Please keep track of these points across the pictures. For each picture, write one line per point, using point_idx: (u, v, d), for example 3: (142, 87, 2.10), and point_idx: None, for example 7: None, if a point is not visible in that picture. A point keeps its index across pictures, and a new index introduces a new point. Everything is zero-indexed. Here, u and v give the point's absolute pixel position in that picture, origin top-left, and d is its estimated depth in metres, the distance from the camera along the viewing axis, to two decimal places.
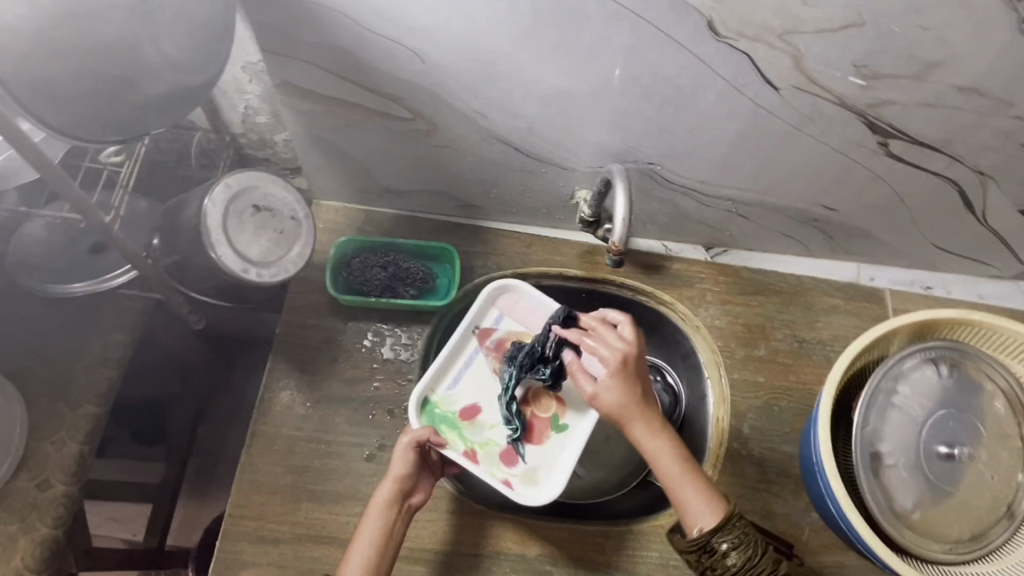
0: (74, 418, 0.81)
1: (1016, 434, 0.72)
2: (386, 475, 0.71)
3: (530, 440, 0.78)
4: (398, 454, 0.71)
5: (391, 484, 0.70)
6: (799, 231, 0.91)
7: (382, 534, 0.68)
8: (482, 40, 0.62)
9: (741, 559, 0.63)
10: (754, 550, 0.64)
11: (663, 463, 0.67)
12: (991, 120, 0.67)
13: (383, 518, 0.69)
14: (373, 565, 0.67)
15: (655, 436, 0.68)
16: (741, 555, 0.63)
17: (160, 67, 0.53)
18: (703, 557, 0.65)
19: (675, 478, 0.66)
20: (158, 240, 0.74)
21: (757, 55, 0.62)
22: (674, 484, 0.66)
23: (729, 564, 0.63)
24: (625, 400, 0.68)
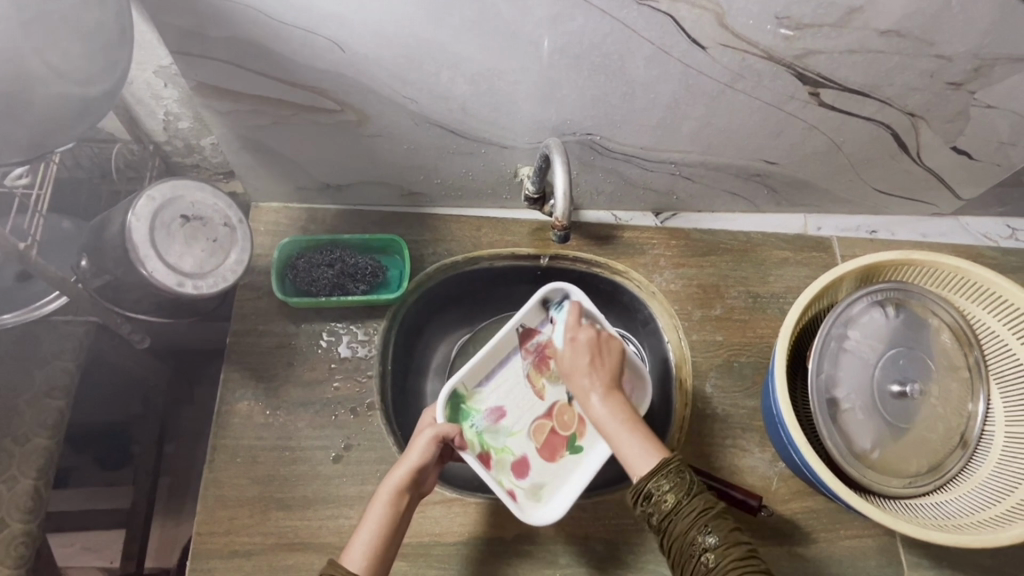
0: (24, 454, 0.78)
1: (963, 365, 0.74)
2: (401, 461, 0.68)
3: (543, 454, 0.80)
4: (419, 443, 0.70)
5: (406, 472, 0.68)
6: (743, 188, 0.91)
7: (393, 521, 0.65)
8: (401, 24, 0.60)
9: (674, 501, 0.60)
10: (687, 493, 0.60)
11: (604, 419, 0.64)
12: (915, 61, 0.68)
13: (394, 505, 0.66)
14: (377, 554, 0.63)
15: (601, 398, 0.65)
16: (676, 496, 0.60)
17: (49, 78, 0.50)
18: (644, 505, 0.61)
19: (615, 430, 0.63)
20: (87, 261, 0.70)
21: (681, 15, 0.61)
22: (615, 440, 0.63)
23: (664, 506, 0.60)
24: (578, 363, 0.67)
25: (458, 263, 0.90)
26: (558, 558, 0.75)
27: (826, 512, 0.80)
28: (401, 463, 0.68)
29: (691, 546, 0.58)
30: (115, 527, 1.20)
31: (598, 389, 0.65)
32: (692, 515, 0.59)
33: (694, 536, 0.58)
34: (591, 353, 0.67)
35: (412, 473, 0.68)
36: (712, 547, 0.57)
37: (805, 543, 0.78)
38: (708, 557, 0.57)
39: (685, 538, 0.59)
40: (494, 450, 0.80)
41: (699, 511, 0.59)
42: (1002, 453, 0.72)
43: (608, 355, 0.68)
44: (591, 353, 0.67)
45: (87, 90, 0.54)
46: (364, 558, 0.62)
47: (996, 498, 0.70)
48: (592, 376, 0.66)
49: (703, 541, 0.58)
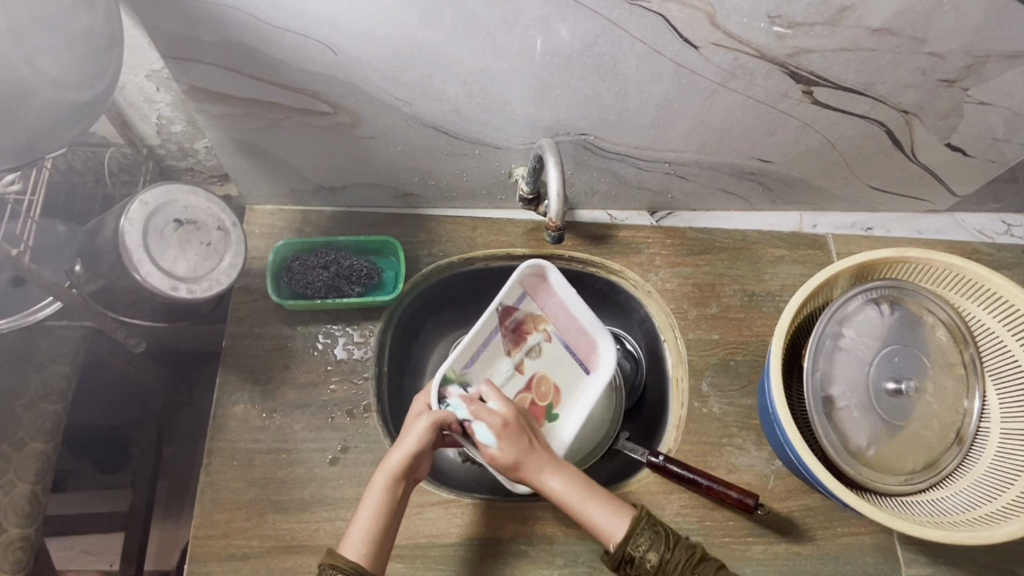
0: (21, 458, 0.78)
1: (959, 362, 0.74)
2: (397, 447, 0.69)
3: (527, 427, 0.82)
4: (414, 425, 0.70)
5: (402, 456, 0.68)
6: (738, 186, 0.91)
7: (389, 508, 0.66)
8: (392, 26, 0.60)
9: (657, 557, 0.64)
10: (667, 546, 0.64)
11: (564, 493, 0.68)
12: (907, 59, 0.68)
13: (390, 491, 0.67)
14: (375, 541, 0.64)
15: (554, 473, 0.69)
16: (657, 552, 0.64)
17: (38, 84, 0.50)
18: (628, 566, 0.66)
19: (580, 501, 0.67)
20: (81, 265, 0.70)
21: (672, 15, 0.61)
22: (583, 510, 0.67)
23: (649, 563, 0.64)
24: (521, 450, 0.69)
25: (453, 264, 0.90)
26: (555, 558, 0.75)
27: (823, 509, 0.80)
28: (397, 449, 0.69)
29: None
30: (114, 530, 1.20)
31: (546, 463, 0.69)
32: (677, 566, 0.63)
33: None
34: (523, 431, 0.70)
35: (408, 457, 0.68)
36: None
37: (802, 540, 0.78)
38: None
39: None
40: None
41: (683, 562, 0.63)
42: (997, 450, 0.72)
43: (529, 429, 0.72)
44: (524, 433, 0.70)
45: (78, 96, 0.54)
46: (362, 548, 0.63)
47: (992, 496, 0.70)
48: (536, 452, 0.69)
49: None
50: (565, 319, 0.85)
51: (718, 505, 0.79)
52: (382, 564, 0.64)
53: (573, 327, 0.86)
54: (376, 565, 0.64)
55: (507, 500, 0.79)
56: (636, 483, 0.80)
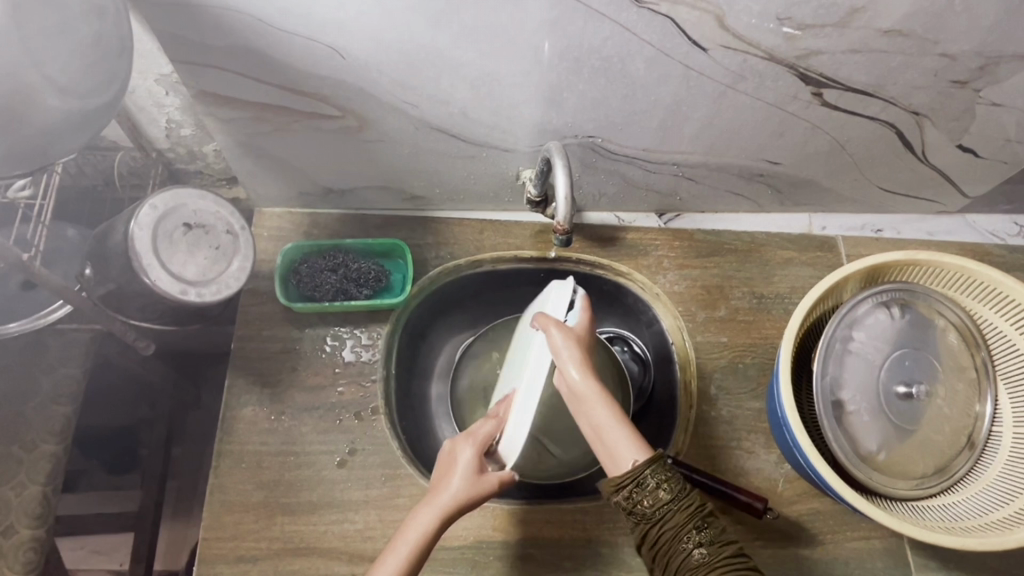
0: (31, 460, 0.78)
1: (970, 365, 0.74)
2: (447, 492, 0.64)
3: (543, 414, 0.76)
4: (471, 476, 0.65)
5: (450, 507, 0.64)
6: (747, 188, 0.90)
7: (421, 553, 0.63)
8: (401, 31, 0.61)
9: (671, 493, 0.60)
10: (682, 487, 0.61)
11: (589, 393, 0.64)
12: (918, 60, 0.67)
13: (429, 538, 0.63)
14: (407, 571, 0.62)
15: (589, 371, 0.65)
16: (671, 488, 0.61)
17: (48, 92, 0.50)
18: (630, 490, 0.61)
19: (608, 411, 0.64)
20: (91, 269, 0.71)
21: (680, 17, 0.61)
22: (598, 416, 0.63)
23: (659, 497, 0.60)
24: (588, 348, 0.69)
25: (461, 267, 0.90)
26: (564, 561, 0.75)
27: (832, 513, 0.79)
28: (446, 493, 0.64)
29: (684, 539, 0.59)
30: (124, 531, 1.20)
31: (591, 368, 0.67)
32: (688, 509, 0.60)
33: (689, 531, 0.59)
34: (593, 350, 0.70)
35: (456, 508, 0.64)
36: (706, 541, 0.59)
37: (811, 544, 0.78)
38: (702, 551, 0.58)
39: (681, 530, 0.60)
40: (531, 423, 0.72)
41: (696, 507, 0.61)
42: (1009, 455, 0.72)
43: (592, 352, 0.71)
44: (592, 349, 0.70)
45: (87, 102, 0.55)
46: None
47: (1004, 501, 0.69)
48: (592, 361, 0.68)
49: (698, 536, 0.59)
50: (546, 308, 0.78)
51: (727, 509, 0.78)
52: None
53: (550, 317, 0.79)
54: None
55: (515, 502, 0.79)
56: None
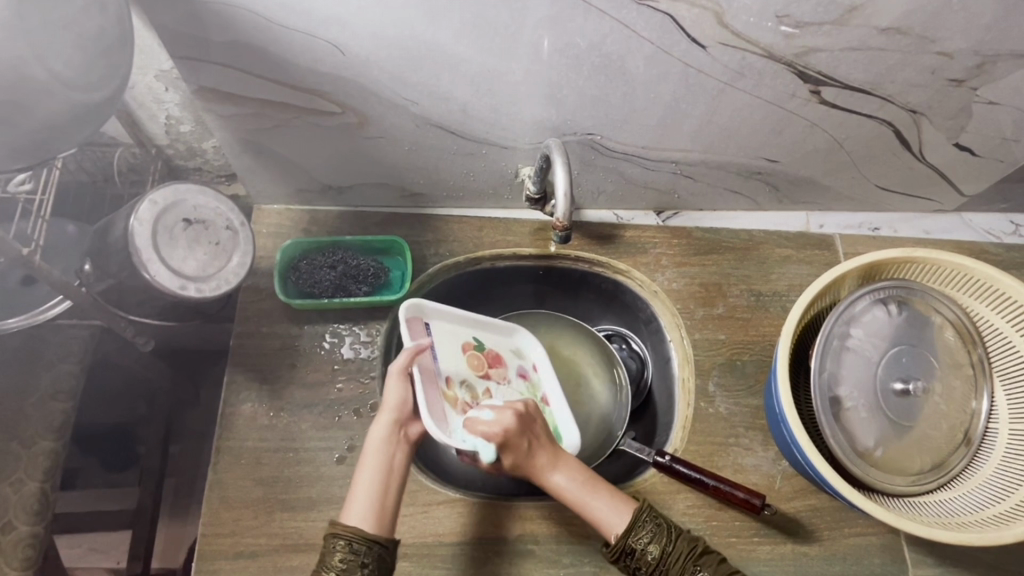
0: (30, 457, 0.78)
1: (966, 362, 0.74)
2: (381, 408, 0.71)
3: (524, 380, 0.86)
4: (394, 380, 0.72)
5: (389, 414, 0.70)
6: (745, 186, 0.91)
7: (386, 469, 0.67)
8: (402, 27, 0.61)
9: (658, 550, 0.65)
10: (667, 538, 0.65)
11: (566, 489, 0.68)
12: (915, 58, 0.68)
13: (384, 451, 0.68)
14: (374, 498, 0.64)
15: (556, 470, 0.68)
16: (658, 546, 0.65)
17: (50, 85, 0.50)
18: (627, 561, 0.66)
19: (584, 495, 0.67)
20: (90, 265, 0.71)
21: (679, 14, 0.61)
22: (580, 507, 0.67)
23: (650, 558, 0.65)
24: (526, 453, 0.68)
25: (460, 263, 0.90)
26: (561, 557, 0.75)
27: (830, 510, 0.80)
28: (383, 409, 0.70)
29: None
30: (121, 528, 1.20)
31: (550, 460, 0.68)
32: (679, 558, 0.64)
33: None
34: (528, 436, 0.68)
35: (394, 412, 0.70)
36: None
37: (809, 541, 0.78)
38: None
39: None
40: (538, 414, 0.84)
41: (686, 553, 0.64)
42: (1005, 451, 0.72)
43: (530, 429, 0.69)
44: (527, 436, 0.68)
45: (89, 95, 0.55)
46: (362, 509, 0.64)
47: (1000, 497, 0.70)
48: (543, 451, 0.69)
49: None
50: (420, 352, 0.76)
51: (725, 506, 0.79)
52: (383, 526, 0.64)
53: (427, 331, 0.79)
54: (377, 525, 0.63)
55: (514, 499, 0.79)
56: (641, 484, 0.80)
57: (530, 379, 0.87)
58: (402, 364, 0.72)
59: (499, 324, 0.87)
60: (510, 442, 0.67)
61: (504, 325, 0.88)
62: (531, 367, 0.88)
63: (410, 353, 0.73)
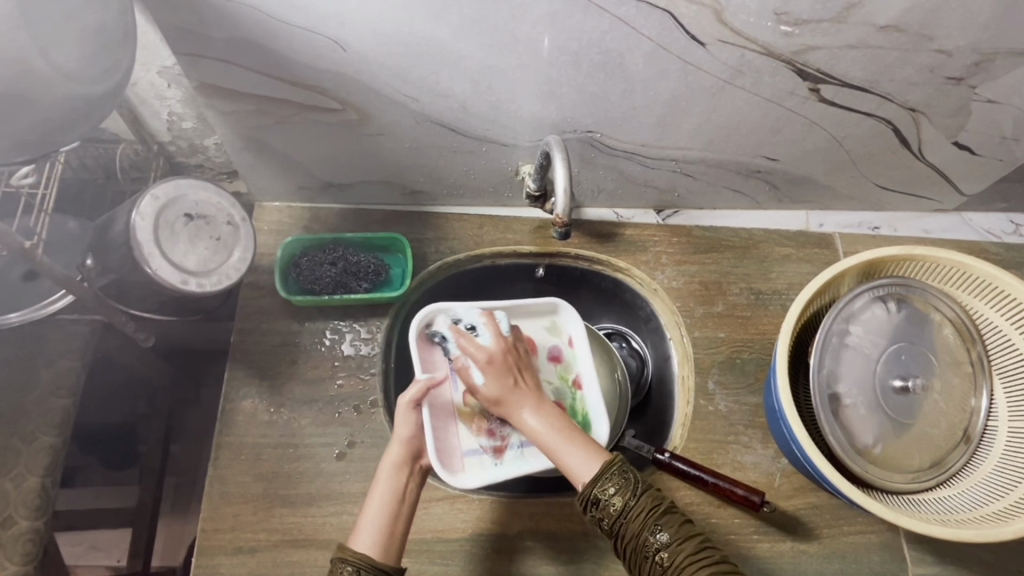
0: (30, 452, 0.78)
1: (966, 360, 0.74)
2: (392, 438, 0.69)
3: (557, 363, 0.79)
4: (402, 414, 0.69)
5: (400, 447, 0.68)
6: (745, 185, 0.91)
7: (398, 501, 0.66)
8: (403, 24, 0.61)
9: (622, 503, 0.61)
10: (633, 493, 0.61)
11: (540, 434, 0.63)
12: (914, 56, 0.68)
13: (394, 482, 0.67)
14: (385, 528, 0.64)
15: (534, 412, 0.64)
16: (621, 499, 0.61)
17: (54, 79, 0.51)
18: (592, 510, 0.62)
19: (556, 443, 0.62)
20: (92, 260, 0.71)
21: (679, 11, 0.61)
22: (552, 454, 0.63)
23: (613, 509, 0.61)
24: (506, 386, 0.65)
25: (460, 261, 0.90)
26: (560, 554, 0.76)
27: (829, 507, 0.80)
28: (393, 440, 0.69)
29: (644, 547, 0.60)
30: (122, 526, 1.21)
31: (531, 399, 0.64)
32: (641, 514, 0.61)
33: (646, 537, 0.60)
34: (517, 374, 0.66)
35: (405, 446, 0.68)
36: (665, 544, 0.60)
37: (808, 538, 0.78)
38: (662, 556, 0.59)
39: (639, 538, 0.60)
40: (570, 401, 0.77)
41: (648, 510, 0.61)
42: (1004, 449, 0.72)
43: (518, 369, 0.67)
44: (515, 375, 0.66)
45: (91, 90, 0.55)
46: (372, 538, 0.63)
47: (999, 494, 0.70)
48: (524, 389, 0.65)
49: (655, 540, 0.60)
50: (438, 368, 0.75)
51: (723, 503, 0.79)
52: (393, 556, 0.63)
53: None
54: (388, 556, 0.63)
55: (514, 496, 0.79)
56: None
57: (564, 359, 0.80)
58: (411, 398, 0.69)
59: (528, 303, 0.80)
60: (495, 368, 0.66)
61: (539, 305, 0.81)
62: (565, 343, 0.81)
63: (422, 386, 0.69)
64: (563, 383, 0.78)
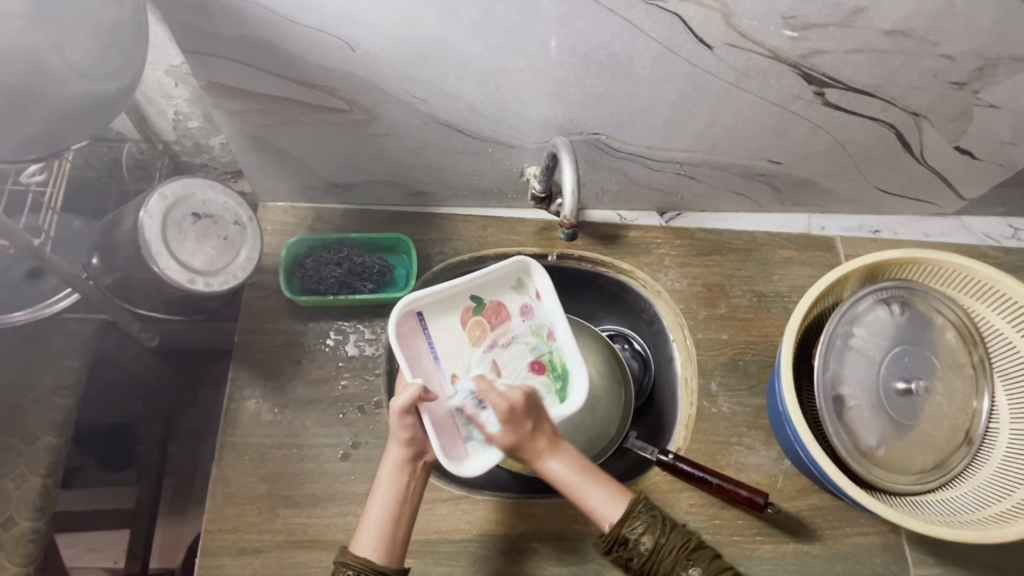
0: (32, 451, 0.78)
1: (968, 362, 0.75)
2: (391, 438, 0.68)
3: (527, 321, 0.78)
4: (396, 420, 0.67)
5: (400, 447, 0.68)
6: (748, 187, 0.92)
7: (399, 504, 0.66)
8: (413, 25, 0.61)
9: (653, 542, 0.63)
10: (663, 531, 0.64)
11: (565, 478, 0.65)
12: (918, 61, 0.69)
13: (395, 482, 0.67)
14: (386, 532, 0.64)
15: (556, 458, 0.65)
16: (653, 538, 0.63)
17: (66, 74, 0.51)
18: (621, 551, 0.64)
19: (581, 485, 0.65)
20: (98, 258, 0.71)
21: (687, 14, 0.62)
22: (577, 494, 0.65)
23: (643, 549, 0.63)
24: (522, 432, 0.65)
25: (464, 262, 0.90)
26: (565, 556, 0.76)
27: (831, 509, 0.80)
28: (392, 441, 0.68)
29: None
30: (120, 527, 1.20)
31: (551, 445, 0.66)
32: (671, 551, 0.63)
33: (679, 573, 0.63)
34: (534, 418, 0.66)
35: (405, 446, 0.68)
36: None
37: (811, 540, 0.78)
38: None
39: (670, 574, 0.63)
40: (547, 358, 0.77)
41: (678, 547, 0.63)
42: (1005, 452, 0.72)
43: (536, 419, 0.66)
44: (533, 420, 0.65)
45: (103, 87, 0.55)
46: (374, 541, 0.63)
47: (1000, 496, 0.70)
48: (544, 434, 0.66)
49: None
50: (416, 365, 0.74)
51: (726, 504, 0.79)
52: (396, 558, 0.64)
53: (423, 329, 0.75)
54: (391, 559, 0.63)
55: (517, 496, 0.79)
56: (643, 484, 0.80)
57: (535, 315, 0.79)
58: (404, 405, 0.66)
59: (493, 270, 0.77)
60: (512, 422, 0.65)
61: (507, 266, 0.78)
62: (535, 298, 0.79)
63: (413, 391, 0.66)
64: (537, 339, 0.78)
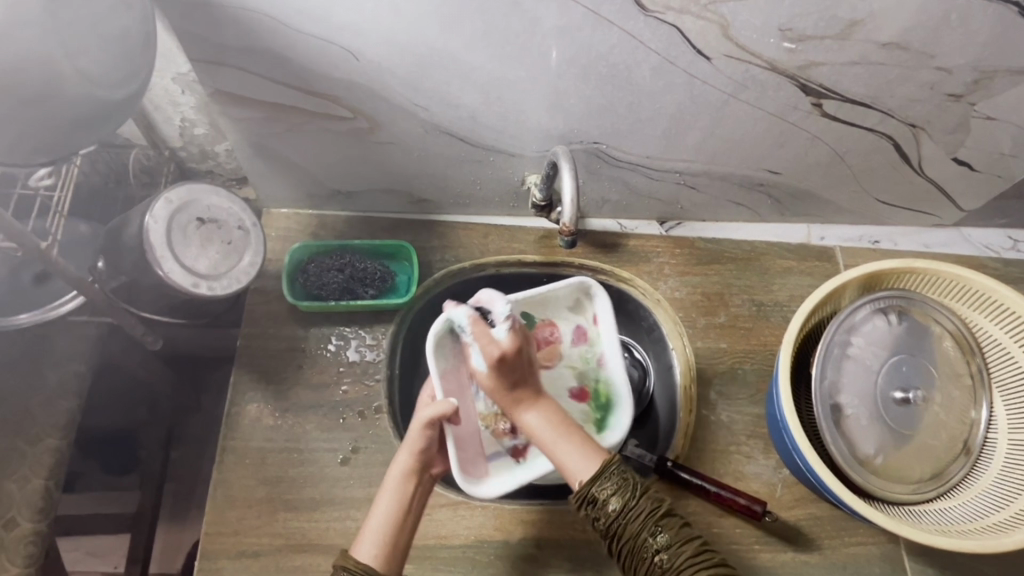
0: (35, 453, 0.78)
1: (966, 372, 0.75)
2: (404, 446, 0.69)
3: (581, 343, 0.87)
4: (417, 429, 0.68)
5: (410, 456, 0.68)
6: (747, 198, 0.93)
7: (403, 512, 0.66)
8: (415, 35, 0.63)
9: (620, 503, 0.61)
10: (632, 494, 0.61)
11: (543, 431, 0.64)
12: (915, 73, 0.70)
13: (402, 490, 0.67)
14: (389, 540, 0.64)
15: (530, 410, 0.64)
16: (622, 499, 0.61)
17: (75, 79, 0.52)
18: (588, 509, 0.62)
19: (552, 440, 0.64)
20: (104, 262, 0.73)
21: (686, 26, 0.63)
22: (550, 446, 0.64)
23: (610, 510, 0.61)
24: (511, 383, 0.64)
25: (465, 270, 0.91)
26: (563, 562, 0.76)
27: (830, 518, 0.80)
28: (404, 448, 0.69)
29: (642, 547, 0.60)
30: (122, 532, 1.20)
31: (529, 396, 0.65)
32: (641, 516, 0.60)
33: (645, 538, 0.60)
34: (521, 371, 0.64)
35: (415, 456, 0.68)
36: (665, 547, 0.59)
37: (810, 549, 0.78)
38: (662, 558, 0.59)
39: (636, 539, 0.60)
40: (593, 385, 0.85)
41: (647, 513, 0.60)
42: (1004, 461, 0.72)
43: (525, 366, 0.65)
44: (519, 374, 0.64)
45: (111, 93, 0.56)
46: (375, 549, 0.63)
47: (999, 505, 0.70)
48: (528, 384, 0.65)
49: (654, 542, 0.59)
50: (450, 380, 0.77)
51: (726, 513, 0.79)
52: (395, 566, 0.63)
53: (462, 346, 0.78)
54: (391, 567, 0.63)
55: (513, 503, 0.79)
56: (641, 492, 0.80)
57: (589, 338, 0.87)
58: (428, 417, 0.68)
59: (551, 290, 0.83)
60: (503, 367, 0.63)
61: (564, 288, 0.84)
62: (591, 320, 0.87)
63: (441, 407, 0.68)
64: (588, 363, 0.86)
